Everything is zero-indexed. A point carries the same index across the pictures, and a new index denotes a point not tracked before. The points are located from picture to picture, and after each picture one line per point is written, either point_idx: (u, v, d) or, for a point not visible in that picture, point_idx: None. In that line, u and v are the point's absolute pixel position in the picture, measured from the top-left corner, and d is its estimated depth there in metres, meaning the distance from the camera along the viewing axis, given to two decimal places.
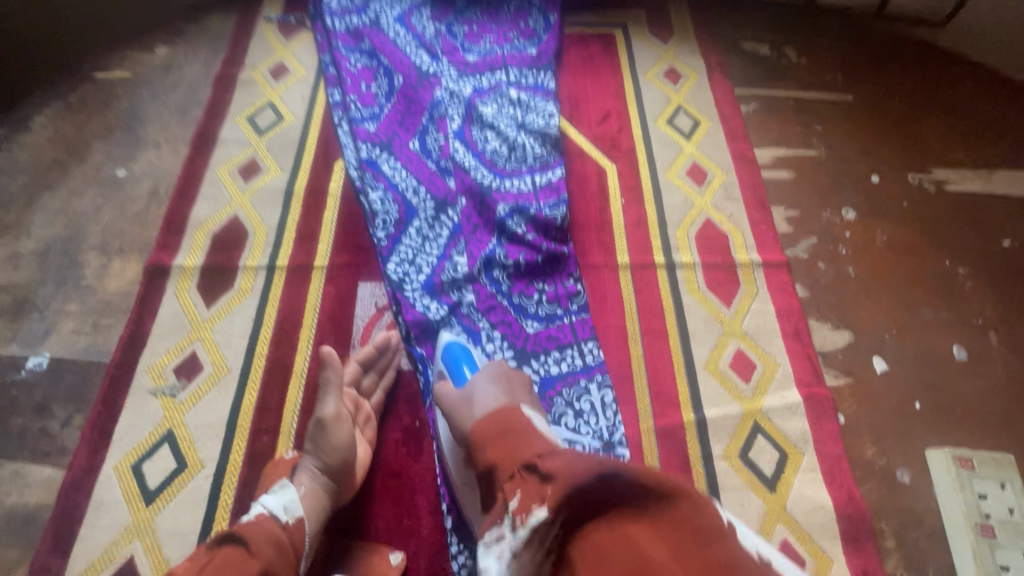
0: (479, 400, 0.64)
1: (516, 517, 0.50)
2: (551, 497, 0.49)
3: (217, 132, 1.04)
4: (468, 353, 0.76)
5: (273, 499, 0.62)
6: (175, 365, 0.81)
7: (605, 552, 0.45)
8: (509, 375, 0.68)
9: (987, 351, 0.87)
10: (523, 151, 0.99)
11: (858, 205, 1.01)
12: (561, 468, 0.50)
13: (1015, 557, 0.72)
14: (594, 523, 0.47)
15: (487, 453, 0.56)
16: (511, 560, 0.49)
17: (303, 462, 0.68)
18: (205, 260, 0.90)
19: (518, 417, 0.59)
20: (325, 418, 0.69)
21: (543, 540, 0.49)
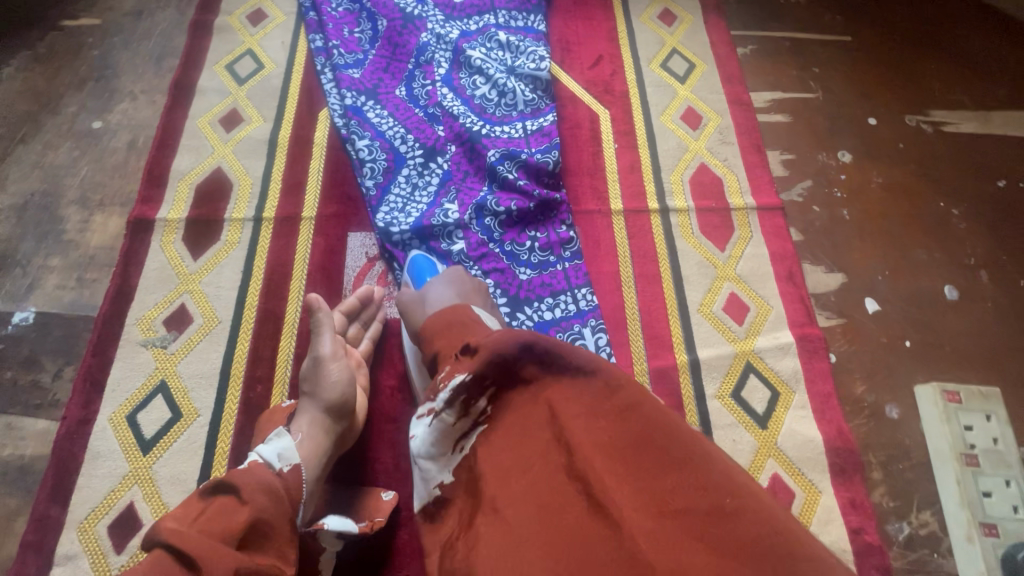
0: (431, 300, 0.65)
1: (441, 384, 0.51)
2: (473, 364, 0.48)
3: (195, 81, 1.00)
4: (432, 266, 0.77)
5: (268, 447, 0.61)
6: (164, 317, 0.80)
7: (524, 418, 0.48)
8: (466, 279, 0.68)
9: (978, 290, 0.87)
10: (513, 96, 0.97)
11: (855, 148, 0.99)
12: (486, 338, 0.48)
13: (997, 483, 0.74)
14: (518, 391, 0.49)
15: (434, 342, 0.57)
16: (433, 426, 0.51)
17: (302, 407, 0.67)
18: (189, 212, 0.88)
19: (469, 311, 0.58)
20: (319, 360, 0.68)
21: (465, 403, 0.49)
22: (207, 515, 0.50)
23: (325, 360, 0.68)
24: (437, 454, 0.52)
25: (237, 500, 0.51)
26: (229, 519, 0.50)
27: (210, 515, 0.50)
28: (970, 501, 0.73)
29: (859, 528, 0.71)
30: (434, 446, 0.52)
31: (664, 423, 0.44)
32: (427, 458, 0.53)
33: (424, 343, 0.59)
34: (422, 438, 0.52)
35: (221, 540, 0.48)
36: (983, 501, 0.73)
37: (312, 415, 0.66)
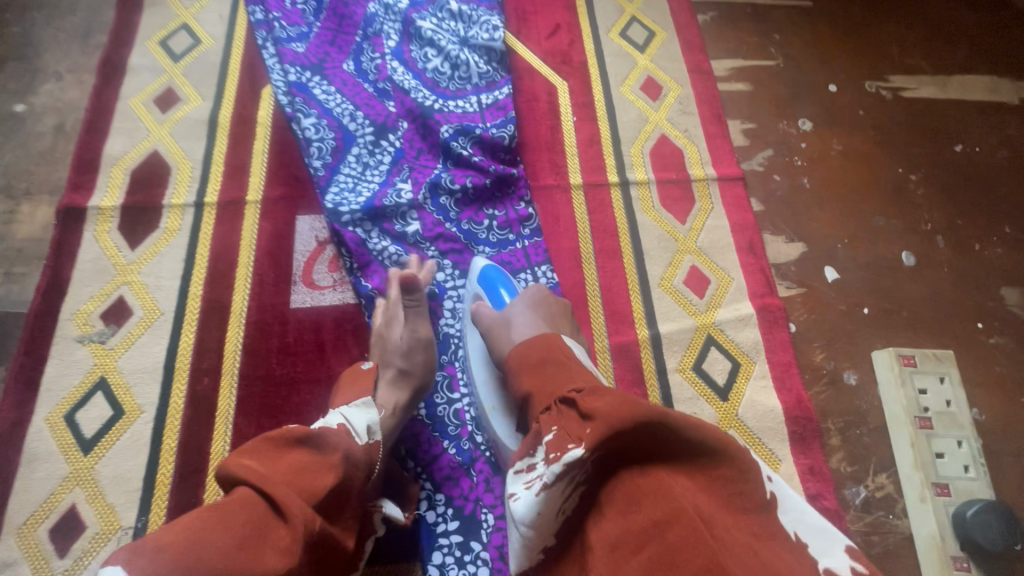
0: (516, 326, 0.65)
1: (549, 453, 0.45)
2: (587, 436, 0.42)
3: (127, 59, 0.94)
4: (504, 276, 0.76)
5: (357, 414, 0.61)
6: (102, 311, 0.76)
7: (633, 493, 0.41)
8: (548, 301, 0.68)
9: (934, 255, 0.88)
10: (467, 69, 0.93)
11: (815, 116, 0.98)
12: (604, 407, 0.44)
13: (950, 445, 0.73)
14: (627, 467, 0.43)
15: (523, 381, 0.55)
16: (541, 496, 0.43)
17: (389, 381, 0.68)
18: (125, 199, 0.83)
19: (557, 347, 0.57)
20: (415, 346, 0.71)
21: (576, 477, 0.43)
22: (295, 464, 0.50)
23: (419, 347, 0.70)
24: (540, 524, 0.44)
25: (325, 460, 0.52)
26: (314, 477, 0.50)
27: (297, 465, 0.50)
28: (924, 463, 0.71)
29: (818, 494, 0.72)
30: (538, 515, 0.44)
31: (797, 565, 0.38)
32: (526, 528, 0.45)
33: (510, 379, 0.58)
34: (525, 507, 0.44)
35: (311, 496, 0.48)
36: (937, 462, 0.72)
37: (399, 394, 0.67)
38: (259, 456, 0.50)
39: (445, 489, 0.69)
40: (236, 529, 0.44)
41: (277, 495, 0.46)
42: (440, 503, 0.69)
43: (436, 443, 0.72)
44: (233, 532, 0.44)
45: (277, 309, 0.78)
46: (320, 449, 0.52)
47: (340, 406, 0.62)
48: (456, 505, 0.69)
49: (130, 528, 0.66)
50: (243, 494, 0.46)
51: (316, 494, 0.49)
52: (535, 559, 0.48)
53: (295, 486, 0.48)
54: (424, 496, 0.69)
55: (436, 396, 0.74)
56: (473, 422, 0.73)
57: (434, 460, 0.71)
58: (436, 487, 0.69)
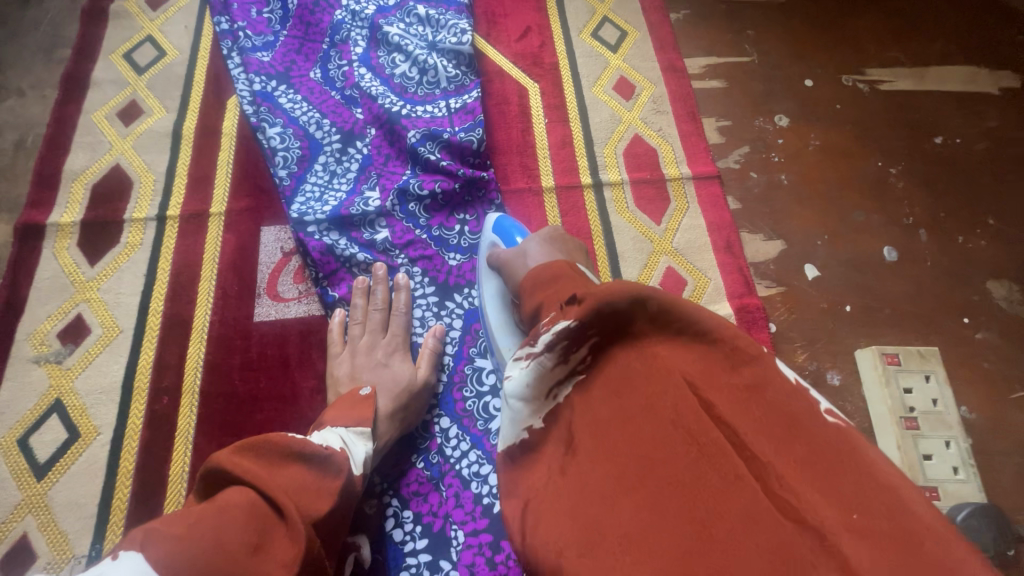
0: (532, 257, 0.61)
1: (543, 327, 0.46)
2: (580, 311, 0.44)
3: (89, 73, 0.92)
4: (520, 227, 0.74)
5: (360, 450, 0.58)
6: (59, 330, 0.74)
7: (623, 374, 0.44)
8: (566, 241, 0.63)
9: (917, 249, 0.86)
10: (435, 73, 0.91)
11: (792, 111, 0.96)
12: (601, 288, 0.44)
13: (937, 445, 0.69)
14: (622, 347, 0.45)
15: (536, 294, 0.52)
16: (532, 367, 0.45)
17: (389, 416, 0.66)
18: (85, 215, 0.81)
19: (573, 266, 0.53)
20: (419, 385, 0.70)
21: (567, 351, 0.44)
22: (290, 478, 0.48)
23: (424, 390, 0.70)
24: (530, 398, 0.46)
25: (320, 479, 0.51)
26: (314, 500, 0.49)
27: (293, 480, 0.48)
28: (911, 465, 0.68)
29: None
30: (529, 387, 0.45)
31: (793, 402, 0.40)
32: (519, 402, 0.46)
33: (524, 296, 0.55)
34: (517, 381, 0.46)
35: (307, 512, 0.47)
36: (924, 465, 0.68)
37: (395, 428, 0.67)
38: (262, 466, 0.48)
39: (413, 505, 0.67)
40: (243, 534, 0.42)
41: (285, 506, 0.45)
42: (407, 521, 0.66)
43: (404, 457, 0.69)
44: (239, 536, 0.41)
45: (241, 323, 0.75)
46: (324, 472, 0.51)
47: (341, 428, 0.59)
48: (424, 522, 0.66)
49: (84, 556, 0.63)
50: (250, 500, 0.44)
51: (315, 517, 0.48)
52: (518, 442, 0.47)
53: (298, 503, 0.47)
54: (390, 514, 0.66)
55: None
56: (443, 434, 0.71)
57: (402, 475, 0.68)
58: (403, 504, 0.67)
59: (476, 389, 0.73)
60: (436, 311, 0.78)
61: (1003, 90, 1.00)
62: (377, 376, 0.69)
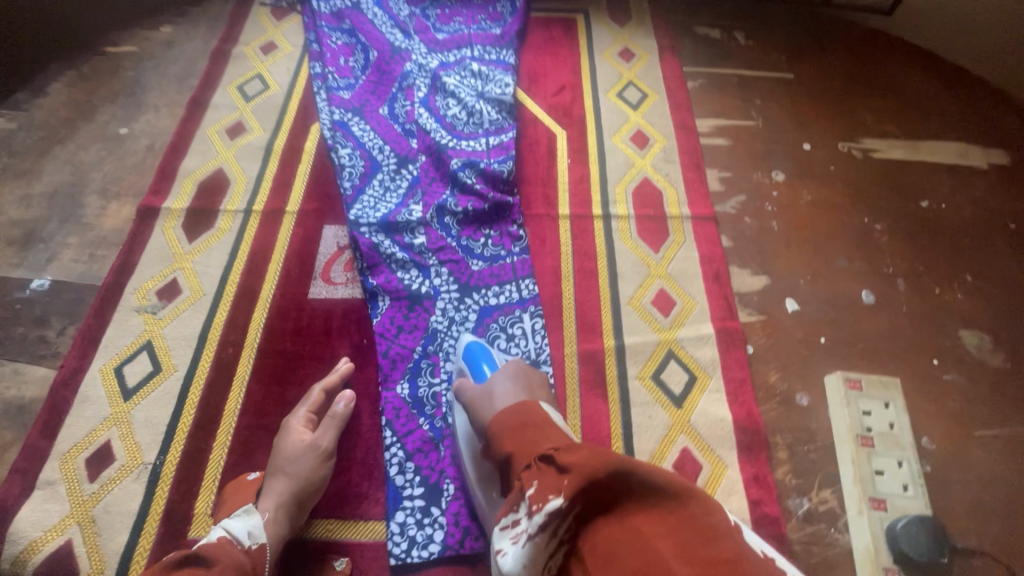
0: (499, 396, 0.68)
1: (532, 505, 0.49)
2: (566, 486, 0.47)
3: (210, 98, 1.16)
4: (487, 352, 0.80)
5: (237, 524, 0.65)
6: (158, 289, 0.92)
7: (610, 545, 0.45)
8: (529, 377, 0.73)
9: (894, 296, 0.94)
10: (480, 116, 1.10)
11: (788, 169, 1.09)
12: (579, 460, 0.48)
13: (890, 464, 0.77)
14: (606, 516, 0.47)
15: (505, 443, 0.59)
16: (525, 546, 0.49)
17: (277, 493, 0.71)
18: (191, 204, 1.02)
19: (536, 408, 0.62)
20: (310, 448, 0.75)
21: (556, 528, 0.47)
22: None
23: (323, 455, 0.75)
24: None
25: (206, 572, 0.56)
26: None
27: None
28: (863, 478, 0.76)
29: (758, 500, 0.76)
30: (523, 572, 0.49)
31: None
32: None
33: (493, 443, 0.61)
34: (513, 559, 0.49)
35: None
36: (875, 479, 0.76)
37: (286, 505, 0.71)
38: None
39: (415, 459, 0.78)
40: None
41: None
42: (408, 471, 0.78)
43: (412, 419, 0.81)
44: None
45: (297, 297, 0.92)
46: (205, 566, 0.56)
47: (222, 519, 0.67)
48: (423, 473, 0.77)
49: (150, 464, 0.77)
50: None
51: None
52: None
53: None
54: (395, 463, 0.78)
55: (420, 379, 0.84)
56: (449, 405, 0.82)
57: (409, 433, 0.80)
58: (406, 456, 0.79)
59: None
60: (456, 305, 0.91)
61: (992, 165, 1.09)
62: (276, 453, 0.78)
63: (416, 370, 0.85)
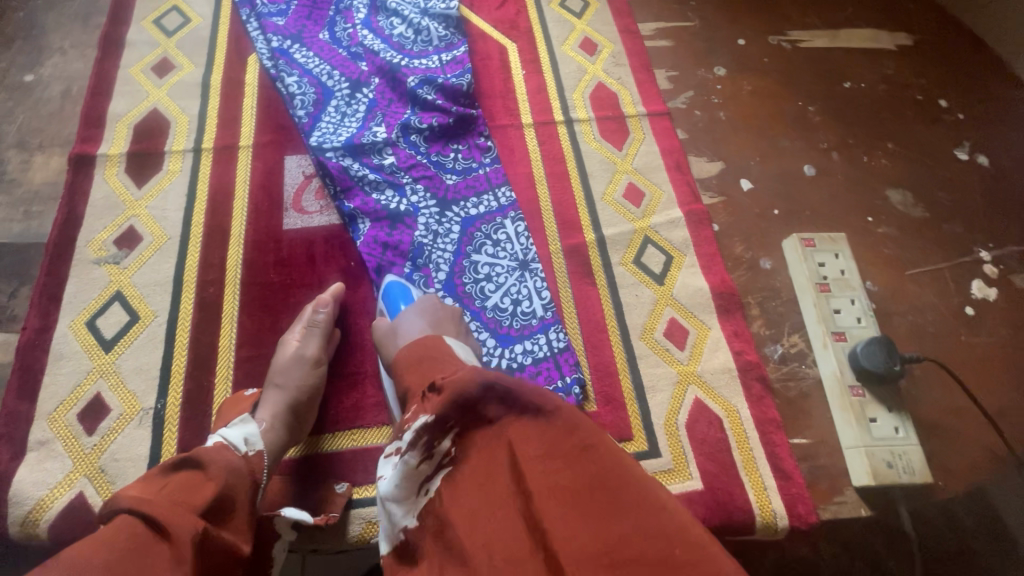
0: (403, 333, 0.70)
1: (406, 425, 0.54)
2: (435, 405, 0.51)
3: (124, 35, 1.05)
4: (408, 291, 0.81)
5: (233, 431, 0.65)
6: (115, 238, 0.86)
7: (484, 460, 0.49)
8: (439, 310, 0.73)
9: (830, 166, 1.04)
10: (428, 33, 1.07)
11: (728, 64, 1.15)
12: (451, 380, 0.51)
13: (845, 302, 0.87)
14: (480, 435, 0.50)
15: (405, 376, 0.60)
16: (399, 464, 0.53)
17: (273, 404, 0.71)
18: (130, 147, 0.94)
19: (440, 343, 0.62)
20: (299, 358, 0.75)
21: (430, 445, 0.51)
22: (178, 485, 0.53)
23: (310, 362, 0.75)
24: (402, 496, 0.53)
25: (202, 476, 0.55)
26: (196, 493, 0.52)
27: (181, 485, 0.53)
28: (826, 318, 0.86)
29: (741, 351, 0.85)
30: (399, 487, 0.53)
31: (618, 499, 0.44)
32: (395, 501, 0.54)
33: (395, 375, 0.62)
34: (389, 479, 0.54)
35: (187, 506, 0.51)
36: (835, 317, 0.86)
37: (282, 415, 0.71)
38: (146, 487, 0.52)
39: None
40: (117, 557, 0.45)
41: (172, 522, 0.48)
42: None
43: None
44: (112, 554, 0.45)
45: (272, 230, 0.89)
46: (200, 470, 0.55)
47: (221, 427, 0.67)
48: None
49: (151, 409, 0.75)
50: (126, 519, 0.47)
51: (201, 507, 0.51)
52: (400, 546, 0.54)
53: (179, 506, 0.50)
54: None
55: (416, 291, 0.86)
56: None
57: None
58: None
59: (475, 276, 0.88)
60: (438, 219, 0.91)
61: (900, 47, 1.21)
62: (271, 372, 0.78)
63: (410, 283, 0.86)
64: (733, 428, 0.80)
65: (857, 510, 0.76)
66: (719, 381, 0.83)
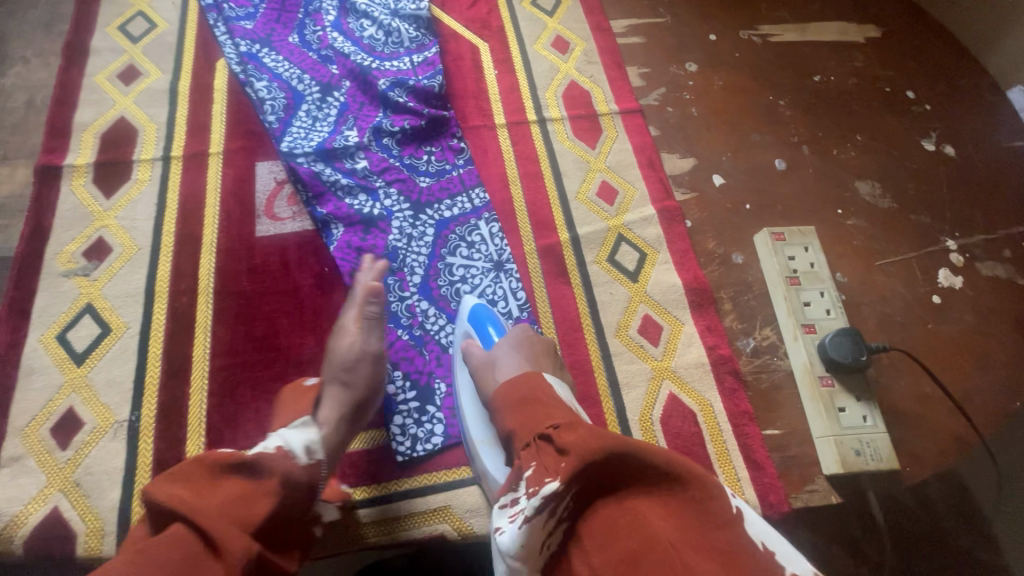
0: (501, 365, 0.72)
1: (530, 488, 0.52)
2: (563, 468, 0.51)
3: (89, 42, 1.04)
4: (494, 314, 0.82)
5: (294, 436, 0.62)
6: (84, 249, 0.85)
7: (615, 528, 0.48)
8: (533, 341, 0.75)
9: (801, 160, 1.06)
10: (399, 35, 1.07)
11: (699, 59, 1.16)
12: (575, 442, 0.52)
13: (814, 295, 0.89)
14: (606, 501, 0.51)
15: (508, 418, 0.63)
16: (522, 524, 0.51)
17: (330, 401, 0.70)
18: (97, 157, 0.93)
19: (543, 385, 0.66)
20: (357, 354, 0.73)
21: (554, 508, 0.50)
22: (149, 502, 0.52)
23: (362, 357, 0.73)
24: (524, 554, 0.52)
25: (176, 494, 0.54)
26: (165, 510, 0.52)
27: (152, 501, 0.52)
28: (796, 311, 0.87)
29: (714, 345, 0.87)
30: (521, 546, 0.51)
31: (756, 571, 0.46)
32: (514, 558, 0.52)
33: (497, 415, 0.66)
34: (511, 538, 0.52)
35: (245, 522, 0.51)
36: (804, 310, 0.88)
37: (338, 412, 0.70)
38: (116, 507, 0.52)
39: (400, 367, 0.82)
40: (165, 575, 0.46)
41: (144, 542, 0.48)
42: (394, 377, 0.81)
43: (390, 331, 0.84)
44: (165, 571, 0.46)
45: (245, 237, 0.88)
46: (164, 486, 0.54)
47: (279, 428, 0.65)
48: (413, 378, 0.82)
49: (125, 421, 0.75)
50: (173, 532, 0.49)
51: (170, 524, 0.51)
52: None
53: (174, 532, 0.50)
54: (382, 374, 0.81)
55: (391, 295, 0.86)
56: (423, 313, 0.86)
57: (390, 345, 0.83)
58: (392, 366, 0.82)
59: (449, 279, 0.88)
60: (412, 223, 0.91)
61: (868, 39, 1.22)
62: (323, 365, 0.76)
63: (385, 288, 0.86)
64: (707, 422, 0.82)
65: (828, 498, 0.78)
66: (692, 376, 0.84)
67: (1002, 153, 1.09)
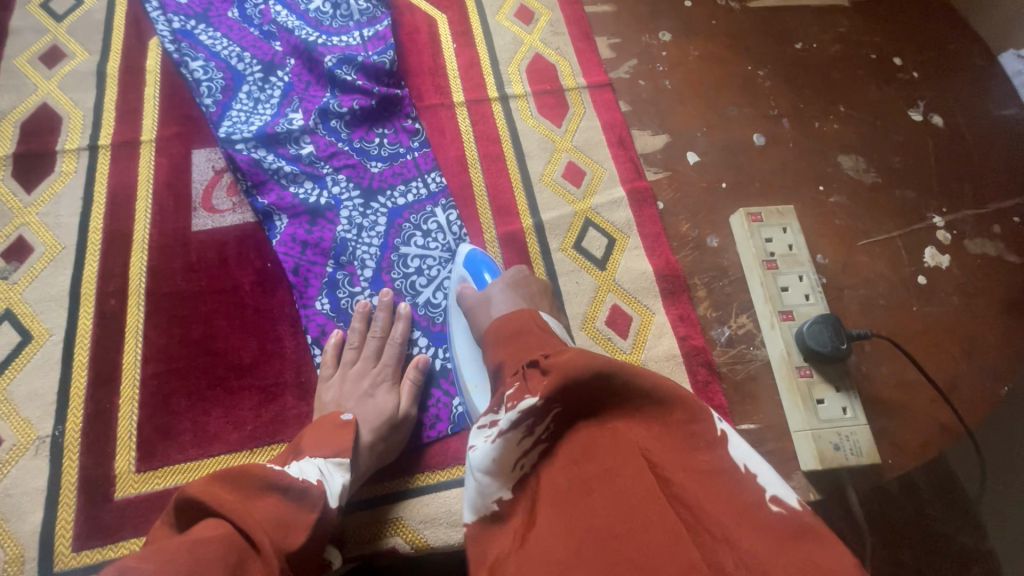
0: (495, 304, 0.65)
1: (509, 403, 0.44)
2: (545, 385, 0.43)
3: (7, 22, 0.95)
4: (489, 260, 0.77)
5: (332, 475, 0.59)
6: (3, 251, 0.78)
7: (590, 446, 0.42)
8: (529, 282, 0.68)
9: (781, 135, 0.99)
10: (347, 6, 0.98)
11: (674, 28, 1.08)
12: (564, 360, 0.44)
13: (792, 279, 0.84)
14: (586, 420, 0.44)
15: (499, 349, 0.54)
16: (498, 444, 0.43)
17: (370, 446, 0.68)
18: (17, 149, 0.85)
19: (536, 319, 0.56)
20: (400, 416, 0.71)
21: (532, 426, 0.43)
22: None
23: (404, 421, 0.72)
24: (497, 471, 0.43)
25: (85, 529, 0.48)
26: None
27: None
28: (772, 297, 0.82)
29: (686, 336, 0.82)
30: (494, 464, 0.43)
31: (740, 507, 0.38)
32: (486, 477, 0.43)
33: (485, 347, 0.57)
34: (484, 455, 0.43)
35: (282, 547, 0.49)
36: (782, 296, 0.82)
37: (373, 453, 0.69)
38: None
39: None
40: (223, 559, 0.44)
41: None
42: None
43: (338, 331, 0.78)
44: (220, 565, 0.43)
45: (180, 232, 0.82)
46: None
47: (317, 457, 0.61)
48: None
49: (48, 437, 0.69)
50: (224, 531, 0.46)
51: None
52: (485, 516, 0.44)
53: None
54: None
55: (340, 291, 0.80)
56: None
57: None
58: None
59: (403, 272, 0.82)
60: (362, 211, 0.85)
61: (853, 3, 1.15)
62: (361, 405, 0.70)
63: (333, 283, 0.80)
64: None
65: (805, 494, 0.75)
66: (663, 369, 0.79)
67: (993, 122, 1.03)
